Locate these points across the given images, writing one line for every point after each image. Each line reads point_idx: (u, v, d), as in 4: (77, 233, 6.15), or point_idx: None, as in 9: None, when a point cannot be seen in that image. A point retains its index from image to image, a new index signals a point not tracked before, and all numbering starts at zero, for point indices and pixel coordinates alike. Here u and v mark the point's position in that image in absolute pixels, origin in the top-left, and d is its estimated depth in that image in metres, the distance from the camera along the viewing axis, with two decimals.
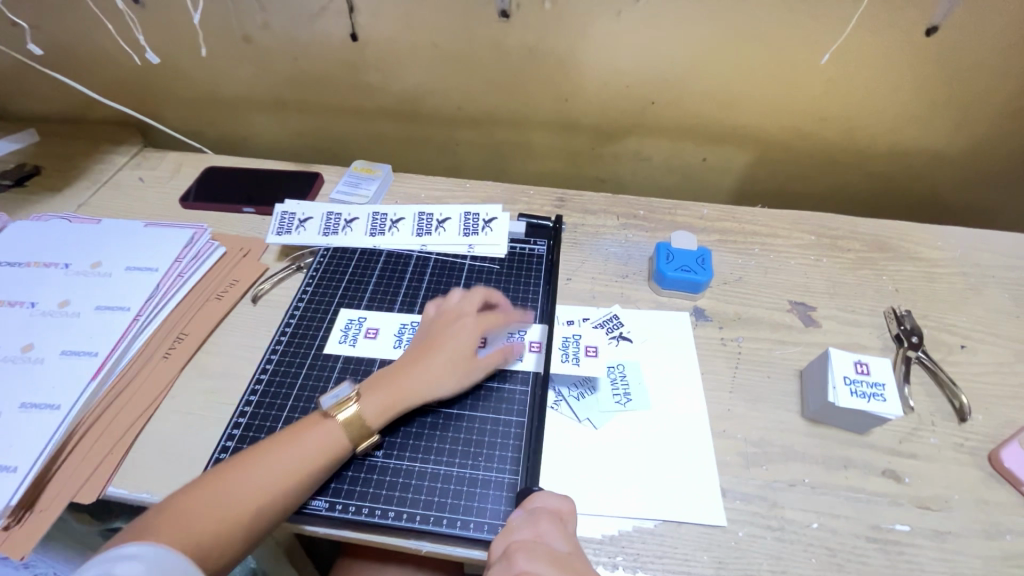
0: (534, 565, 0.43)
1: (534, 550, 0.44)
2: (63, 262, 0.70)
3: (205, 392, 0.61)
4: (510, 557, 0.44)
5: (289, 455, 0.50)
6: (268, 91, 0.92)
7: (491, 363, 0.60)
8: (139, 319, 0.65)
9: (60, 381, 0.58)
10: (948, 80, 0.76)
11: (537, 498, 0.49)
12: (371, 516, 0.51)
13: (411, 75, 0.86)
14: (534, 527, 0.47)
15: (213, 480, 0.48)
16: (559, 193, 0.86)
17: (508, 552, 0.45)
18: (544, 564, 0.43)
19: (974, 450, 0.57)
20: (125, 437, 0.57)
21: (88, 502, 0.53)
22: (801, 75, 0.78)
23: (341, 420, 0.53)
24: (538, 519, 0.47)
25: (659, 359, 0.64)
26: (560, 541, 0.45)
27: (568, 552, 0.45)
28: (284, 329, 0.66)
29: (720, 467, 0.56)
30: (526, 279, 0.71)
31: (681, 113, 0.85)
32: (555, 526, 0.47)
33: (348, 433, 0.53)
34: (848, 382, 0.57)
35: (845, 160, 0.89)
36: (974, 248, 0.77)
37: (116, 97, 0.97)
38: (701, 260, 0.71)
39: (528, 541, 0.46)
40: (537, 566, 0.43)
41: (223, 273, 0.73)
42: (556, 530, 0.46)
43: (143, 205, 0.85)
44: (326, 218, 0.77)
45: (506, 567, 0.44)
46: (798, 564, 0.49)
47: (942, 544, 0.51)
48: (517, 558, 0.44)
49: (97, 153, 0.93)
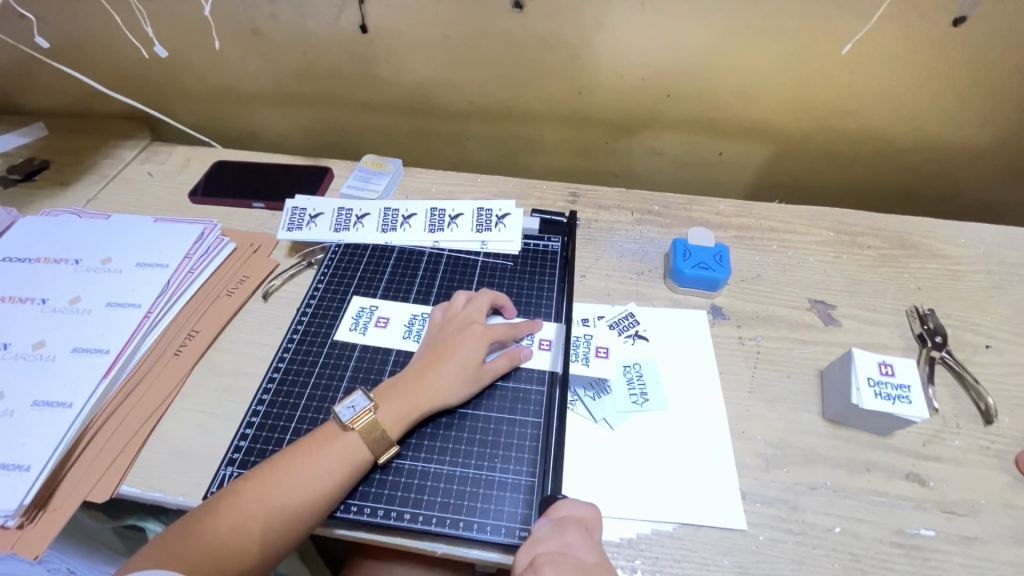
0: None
1: (564, 566, 0.43)
2: (73, 258, 0.70)
3: (217, 390, 0.61)
4: (540, 573, 0.43)
5: (310, 469, 0.49)
6: (277, 84, 0.91)
7: (502, 368, 0.59)
8: (150, 316, 0.64)
9: (72, 379, 0.58)
10: (974, 71, 0.73)
11: (561, 506, 0.48)
12: (386, 518, 0.51)
13: (421, 67, 0.85)
14: (561, 537, 0.46)
15: (235, 493, 0.48)
16: (572, 188, 0.84)
17: (535, 564, 0.44)
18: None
19: (1000, 453, 0.56)
20: (137, 436, 0.57)
21: (101, 501, 0.52)
22: (822, 67, 0.76)
23: (359, 431, 0.52)
24: (563, 530, 0.46)
25: (675, 358, 0.63)
26: (586, 552, 0.45)
27: (594, 564, 0.44)
28: (296, 326, 0.66)
29: (740, 469, 0.55)
30: (540, 276, 0.70)
31: (697, 106, 0.83)
32: (581, 536, 0.46)
33: (366, 444, 0.52)
34: (872, 383, 0.55)
35: (864, 153, 0.87)
36: (999, 245, 0.75)
37: (124, 90, 0.96)
38: (718, 257, 0.70)
39: (554, 552, 0.45)
40: None
41: (233, 270, 0.73)
42: (583, 541, 0.46)
43: (152, 200, 0.84)
44: (337, 214, 0.76)
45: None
46: (820, 569, 0.48)
47: (968, 550, 0.50)
48: (545, 572, 0.43)
49: (105, 147, 0.92)
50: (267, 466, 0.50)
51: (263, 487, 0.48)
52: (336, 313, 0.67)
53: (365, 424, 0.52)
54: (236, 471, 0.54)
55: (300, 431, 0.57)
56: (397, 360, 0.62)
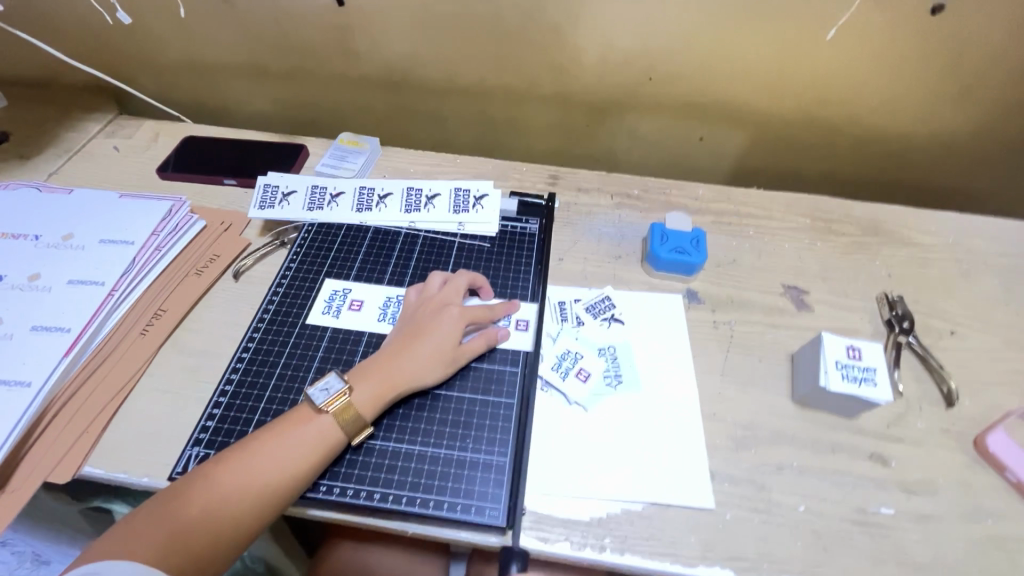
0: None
1: None
2: (32, 234, 0.67)
3: (185, 370, 0.60)
4: None
5: (282, 453, 0.49)
6: (250, 57, 0.88)
7: (479, 348, 0.58)
8: (114, 294, 0.62)
9: (30, 358, 0.56)
10: (948, 60, 0.74)
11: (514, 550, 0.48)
12: (356, 497, 0.50)
13: (399, 43, 0.83)
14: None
15: (203, 480, 0.47)
16: (552, 170, 0.83)
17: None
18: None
19: (960, 435, 0.57)
20: (101, 416, 0.55)
21: (63, 481, 0.51)
22: (801, 52, 0.76)
23: (332, 412, 0.51)
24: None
25: (650, 341, 0.64)
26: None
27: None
28: (267, 305, 0.64)
29: (709, 450, 0.55)
30: (517, 258, 0.70)
31: (678, 89, 0.83)
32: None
33: (341, 427, 0.51)
34: (840, 367, 0.56)
35: (841, 142, 0.88)
36: (968, 233, 0.77)
37: (87, 59, 0.92)
38: (695, 241, 0.70)
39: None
40: None
41: (202, 248, 0.71)
42: None
43: (117, 175, 0.81)
44: (310, 192, 0.74)
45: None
46: (784, 546, 0.50)
47: (926, 527, 0.51)
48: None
49: (68, 120, 0.89)
50: (230, 452, 0.49)
51: (226, 473, 0.47)
52: (308, 293, 0.66)
53: (339, 406, 0.52)
54: (203, 451, 0.53)
55: (269, 412, 0.56)
56: (370, 341, 0.61)
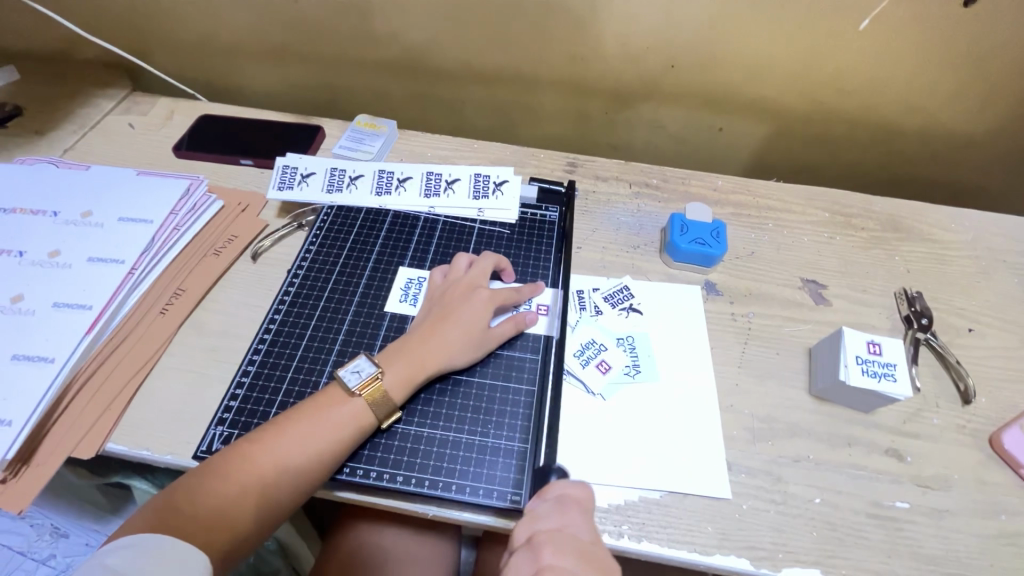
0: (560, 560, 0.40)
1: (564, 542, 0.41)
2: (51, 210, 0.67)
3: (205, 350, 0.60)
4: (538, 547, 0.41)
5: (316, 434, 0.49)
6: (267, 35, 0.87)
7: (509, 332, 0.59)
8: (134, 273, 0.62)
9: (53, 334, 0.56)
10: (979, 56, 0.73)
11: (554, 487, 0.47)
12: (379, 479, 0.51)
13: (418, 26, 0.82)
14: (560, 518, 0.44)
15: (236, 458, 0.48)
16: (570, 157, 0.83)
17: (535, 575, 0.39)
18: (570, 556, 0.41)
19: (975, 432, 0.58)
20: (123, 394, 0.56)
21: (87, 457, 0.52)
22: (830, 43, 0.74)
23: (363, 395, 0.52)
24: (564, 509, 0.45)
25: (668, 331, 0.64)
26: (586, 529, 0.44)
27: (591, 541, 0.43)
28: (287, 287, 0.64)
29: (726, 441, 0.56)
30: (537, 245, 0.70)
31: (700, 79, 0.82)
32: (578, 514, 0.45)
33: (370, 410, 0.52)
34: (860, 362, 0.56)
35: (863, 135, 0.87)
36: (988, 231, 0.76)
37: (101, 34, 0.91)
38: (715, 233, 0.69)
39: (553, 528, 0.44)
40: (565, 559, 0.40)
41: (220, 228, 0.70)
42: (583, 523, 0.44)
43: (133, 153, 0.81)
44: (329, 174, 0.74)
45: (529, 557, 0.41)
46: (799, 538, 0.50)
47: (939, 522, 0.52)
48: (542, 549, 0.41)
49: (82, 95, 0.88)
50: (264, 431, 0.49)
51: (259, 452, 0.48)
52: (384, 281, 0.66)
53: (371, 389, 0.52)
54: (226, 431, 0.53)
55: (291, 393, 0.56)
56: (390, 325, 0.62)
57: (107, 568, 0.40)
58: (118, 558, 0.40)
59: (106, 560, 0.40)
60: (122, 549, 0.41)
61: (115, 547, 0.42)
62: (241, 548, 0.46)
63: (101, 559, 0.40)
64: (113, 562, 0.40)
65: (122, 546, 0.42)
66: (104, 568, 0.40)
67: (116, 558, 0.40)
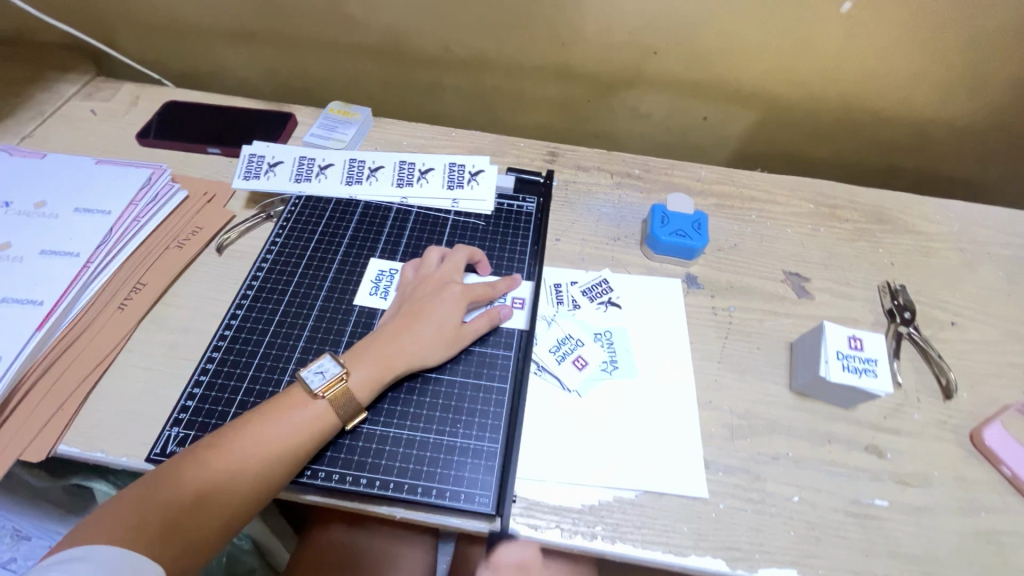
0: None
1: None
2: (2, 201, 0.64)
3: (165, 346, 0.57)
4: None
5: (276, 437, 0.47)
6: (235, 18, 0.83)
7: (482, 327, 0.57)
8: (90, 266, 0.59)
9: (1, 331, 0.53)
10: (967, 43, 0.71)
11: None
12: (342, 482, 0.49)
13: (392, 9, 0.78)
14: None
15: (190, 465, 0.45)
16: (550, 147, 0.81)
17: None
18: None
19: (957, 428, 0.57)
20: (77, 393, 0.53)
21: (37, 460, 0.49)
22: (817, 28, 0.72)
23: (328, 397, 0.50)
24: None
25: (646, 325, 0.62)
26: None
27: None
28: (252, 281, 0.62)
29: (705, 439, 0.54)
30: (513, 236, 0.68)
31: (684, 65, 0.80)
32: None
33: (334, 412, 0.50)
34: (841, 357, 0.55)
35: (849, 125, 0.85)
36: (973, 223, 0.75)
37: (61, 16, 0.87)
38: (697, 225, 0.68)
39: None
40: None
41: (184, 219, 0.68)
42: None
43: (95, 140, 0.77)
44: (298, 163, 0.71)
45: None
46: (777, 537, 0.49)
47: (918, 519, 0.51)
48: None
49: (42, 80, 0.84)
50: (220, 435, 0.47)
51: (216, 457, 0.46)
52: (353, 275, 0.63)
53: (335, 391, 0.50)
54: (183, 432, 0.51)
55: (252, 392, 0.54)
56: (358, 320, 0.59)
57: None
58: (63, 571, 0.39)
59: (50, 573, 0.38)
60: (68, 561, 0.39)
61: (58, 561, 0.40)
62: (197, 559, 0.44)
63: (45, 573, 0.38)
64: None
65: (68, 559, 0.40)
66: None
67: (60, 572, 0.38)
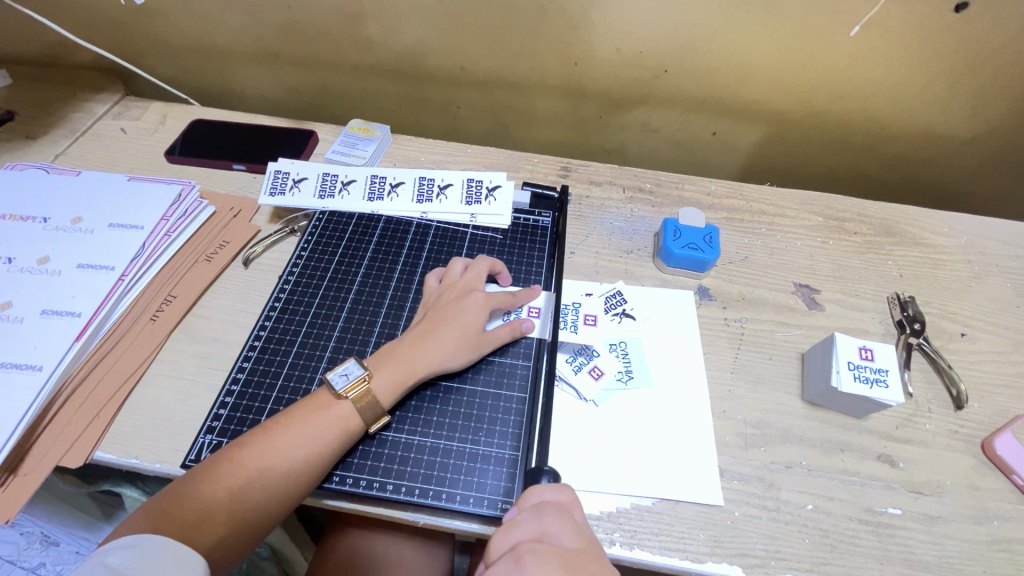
0: (544, 571, 0.40)
1: (546, 553, 0.41)
2: (41, 216, 0.67)
3: (196, 356, 0.59)
4: (520, 558, 0.41)
5: (304, 439, 0.49)
6: (259, 40, 0.87)
7: (504, 334, 0.59)
8: (124, 279, 0.61)
9: (41, 342, 0.56)
10: (970, 61, 0.73)
11: (533, 494, 0.46)
12: (369, 488, 0.51)
13: (410, 30, 0.81)
14: (541, 524, 0.44)
15: (226, 463, 0.47)
16: (563, 162, 0.83)
17: None
18: (554, 568, 0.40)
19: (968, 437, 0.58)
20: (112, 402, 0.55)
21: (75, 466, 0.51)
22: (823, 46, 0.74)
23: (353, 400, 0.52)
24: (544, 515, 0.44)
25: (661, 336, 0.64)
26: (569, 537, 0.43)
27: (574, 547, 0.43)
28: (279, 293, 0.64)
29: (719, 447, 0.56)
30: (530, 249, 0.70)
31: (693, 84, 0.82)
32: (559, 517, 0.45)
33: (359, 416, 0.51)
34: (852, 367, 0.56)
35: (855, 139, 0.87)
36: (981, 235, 0.76)
37: (93, 39, 0.91)
38: (708, 238, 0.69)
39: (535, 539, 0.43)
40: (548, 571, 0.40)
41: (212, 234, 0.70)
42: (564, 524, 0.44)
43: (125, 158, 0.80)
44: (322, 179, 0.73)
45: (512, 568, 0.41)
46: (792, 544, 0.50)
47: (932, 528, 0.52)
48: (525, 560, 0.41)
49: (74, 100, 0.87)
50: (254, 434, 0.49)
51: (247, 455, 0.48)
52: (376, 287, 0.65)
53: (359, 393, 0.52)
54: (214, 439, 0.53)
55: (281, 401, 0.56)
56: (381, 331, 0.61)
57: (111, 568, 0.39)
58: (119, 558, 0.40)
59: (107, 560, 0.40)
60: (123, 549, 0.41)
61: (113, 547, 0.42)
62: (231, 552, 0.46)
63: (102, 559, 0.40)
64: (114, 561, 0.40)
65: (122, 546, 0.42)
66: (105, 567, 0.40)
67: (116, 557, 0.40)
